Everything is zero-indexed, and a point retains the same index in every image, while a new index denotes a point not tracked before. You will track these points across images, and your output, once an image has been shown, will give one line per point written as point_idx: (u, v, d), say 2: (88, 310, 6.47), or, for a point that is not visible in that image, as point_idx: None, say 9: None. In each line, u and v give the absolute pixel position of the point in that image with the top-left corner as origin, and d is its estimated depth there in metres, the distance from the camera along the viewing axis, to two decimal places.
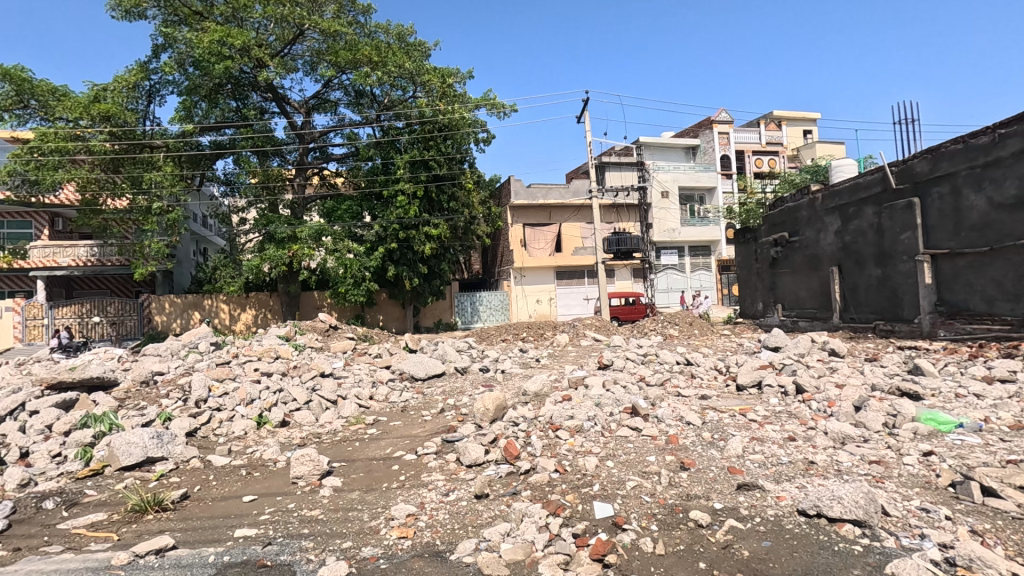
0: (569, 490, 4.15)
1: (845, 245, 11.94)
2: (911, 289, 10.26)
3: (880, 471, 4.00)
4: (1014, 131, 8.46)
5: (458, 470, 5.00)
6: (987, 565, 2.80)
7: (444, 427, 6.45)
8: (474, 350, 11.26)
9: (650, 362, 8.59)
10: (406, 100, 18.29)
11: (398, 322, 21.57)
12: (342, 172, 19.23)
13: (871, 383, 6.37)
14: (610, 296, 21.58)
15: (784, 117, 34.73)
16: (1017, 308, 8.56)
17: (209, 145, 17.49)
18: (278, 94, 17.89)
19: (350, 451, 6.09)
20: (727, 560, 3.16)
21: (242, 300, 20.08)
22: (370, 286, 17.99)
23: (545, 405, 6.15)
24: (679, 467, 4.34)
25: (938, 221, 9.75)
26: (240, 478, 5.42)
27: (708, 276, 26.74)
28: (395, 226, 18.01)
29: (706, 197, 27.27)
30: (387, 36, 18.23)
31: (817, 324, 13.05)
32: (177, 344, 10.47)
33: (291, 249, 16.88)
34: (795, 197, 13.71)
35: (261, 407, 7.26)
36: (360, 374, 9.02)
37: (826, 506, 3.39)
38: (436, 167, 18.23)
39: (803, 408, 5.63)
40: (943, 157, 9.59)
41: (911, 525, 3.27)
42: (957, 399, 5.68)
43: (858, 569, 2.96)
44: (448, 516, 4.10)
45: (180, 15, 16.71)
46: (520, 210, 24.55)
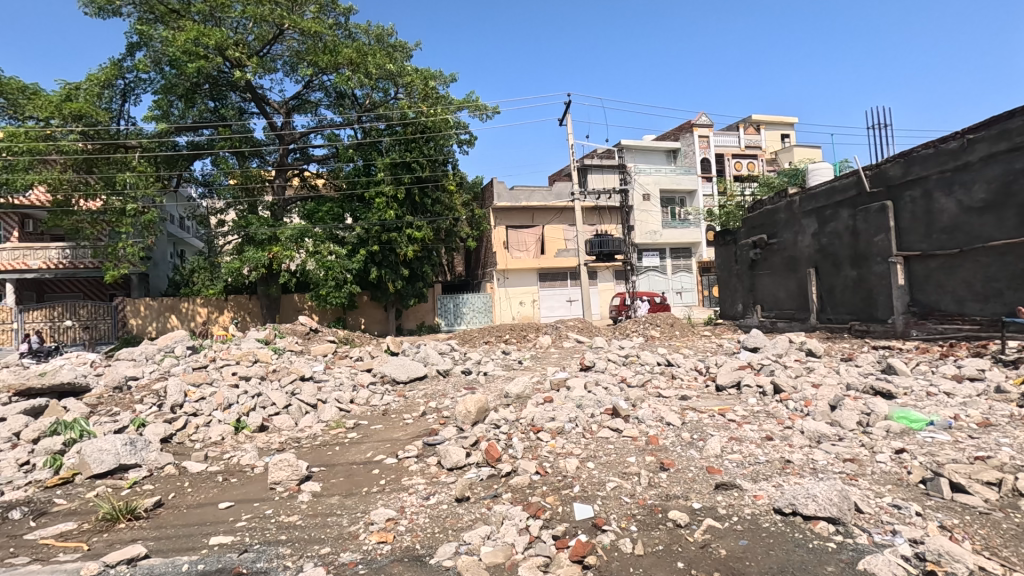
0: (550, 492, 4.16)
1: (822, 247, 12.17)
2: (885, 290, 10.50)
3: (854, 469, 4.08)
4: (982, 136, 8.70)
5: (439, 474, 4.98)
6: (956, 560, 2.86)
7: (426, 430, 6.43)
8: (456, 352, 11.25)
9: (632, 363, 8.67)
10: (387, 102, 18.23)
11: (380, 325, 21.46)
12: (323, 173, 19.03)
13: (846, 382, 6.51)
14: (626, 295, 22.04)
15: (761, 121, 35.38)
16: (986, 308, 8.81)
17: (186, 146, 17.20)
18: (258, 94, 17.65)
19: (330, 456, 6.02)
20: (705, 560, 3.18)
21: (220, 303, 19.77)
22: (352, 288, 17.84)
23: (527, 407, 6.17)
24: (659, 468, 4.38)
25: (911, 223, 9.99)
26: (216, 485, 5.32)
27: (689, 278, 27.00)
28: (377, 228, 17.89)
29: (687, 199, 27.53)
30: (367, 38, 18.19)
31: (795, 325, 13.27)
32: (153, 348, 10.26)
33: (271, 250, 16.72)
34: (773, 200, 13.93)
35: (239, 412, 7.14)
36: (341, 377, 8.94)
37: (802, 504, 3.44)
38: (418, 169, 18.16)
39: (780, 407, 5.71)
40: (915, 161, 9.82)
41: (883, 521, 3.33)
42: (928, 398, 5.82)
43: (832, 566, 3.00)
44: (428, 520, 4.07)
45: (156, 13, 16.37)
46: (503, 212, 24.59)
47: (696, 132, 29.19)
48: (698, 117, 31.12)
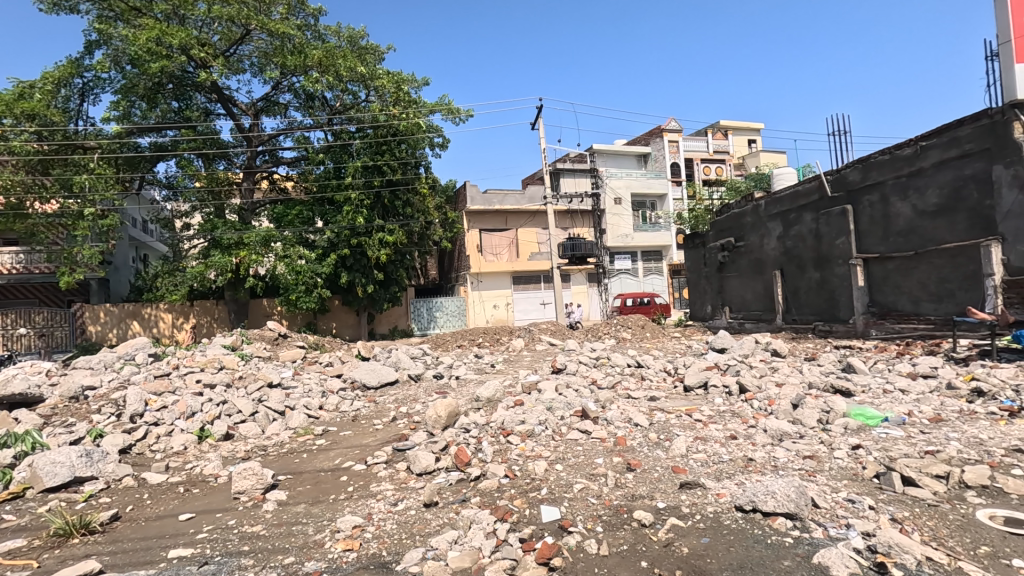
0: (517, 495, 4.18)
1: (786, 249, 12.53)
2: (847, 291, 10.87)
3: (813, 465, 4.20)
4: (933, 143, 9.08)
5: (408, 479, 4.94)
6: (904, 551, 2.97)
7: (396, 436, 6.39)
8: (428, 356, 11.18)
9: (602, 365, 8.75)
10: (358, 104, 18.14)
11: (352, 329, 21.12)
12: (292, 175, 18.68)
13: (807, 382, 6.68)
14: (624, 296, 22.63)
15: (729, 126, 36.06)
16: (940, 308, 9.17)
17: (149, 147, 16.75)
18: (224, 95, 17.26)
19: (297, 464, 5.92)
20: (668, 558, 3.23)
21: (185, 308, 19.23)
22: (323, 292, 17.60)
23: (497, 410, 6.18)
24: (626, 468, 4.44)
25: (869, 227, 10.37)
26: (178, 496, 5.17)
27: (660, 280, 27.39)
28: (347, 232, 17.70)
29: (658, 202, 27.98)
30: (338, 39, 18.02)
31: (762, 326, 13.62)
32: (112, 355, 9.90)
33: (238, 255, 16.37)
34: (739, 204, 14.28)
35: (203, 420, 6.97)
36: (310, 384, 8.77)
37: (761, 501, 3.53)
38: (390, 173, 17.97)
39: (745, 407, 5.86)
40: (872, 167, 10.19)
41: (838, 516, 3.43)
42: (884, 395, 6.05)
43: (788, 560, 3.08)
44: (395, 526, 4.04)
45: (116, 11, 15.89)
46: (476, 215, 24.56)
47: (666, 137, 29.70)
48: (668, 122, 31.65)
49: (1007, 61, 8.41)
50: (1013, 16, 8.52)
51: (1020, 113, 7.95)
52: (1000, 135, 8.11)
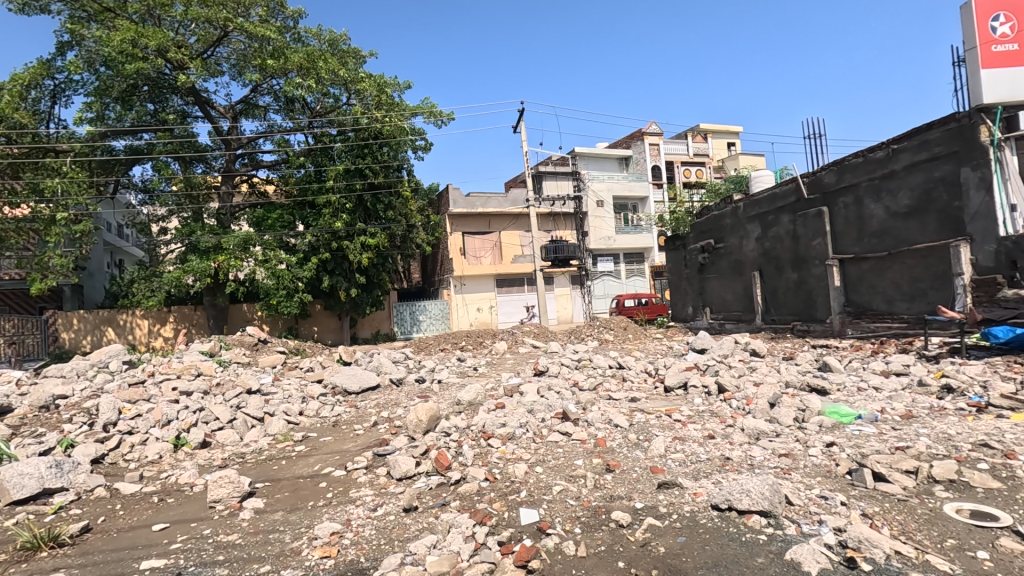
0: (496, 498, 4.18)
1: (764, 251, 12.74)
2: (823, 291, 11.07)
3: (788, 463, 4.27)
4: (904, 147, 9.30)
5: (388, 484, 4.90)
6: (874, 546, 3.04)
7: (376, 441, 6.34)
8: (410, 360, 11.13)
9: (584, 366, 8.78)
10: (339, 108, 18.04)
11: (334, 334, 20.90)
12: (272, 179, 18.46)
13: (784, 381, 6.77)
14: (626, 298, 22.72)
15: (709, 130, 36.48)
16: (912, 307, 9.38)
17: (124, 150, 16.42)
18: (201, 98, 17.01)
19: (275, 471, 5.84)
20: (645, 558, 3.25)
21: (162, 314, 18.89)
22: (304, 297, 17.46)
23: (478, 413, 6.17)
24: (605, 469, 4.46)
25: (844, 228, 10.58)
26: (152, 506, 5.07)
27: (642, 282, 27.62)
28: (328, 235, 17.53)
29: (639, 205, 28.24)
30: (319, 43, 17.92)
31: (742, 326, 13.82)
32: (85, 363, 9.67)
33: (216, 259, 16.08)
34: (719, 206, 14.48)
35: (179, 428, 6.84)
36: (289, 390, 8.66)
37: (736, 499, 3.57)
38: (371, 176, 17.87)
39: (723, 407, 5.94)
40: (847, 169, 10.40)
41: (811, 512, 3.48)
42: (859, 393, 6.17)
43: (762, 557, 3.11)
44: (374, 531, 4.01)
45: (89, 11, 15.57)
46: (459, 218, 24.51)
47: (647, 140, 30.00)
48: (648, 126, 31.95)
49: (972, 66, 8.64)
50: (978, 23, 8.78)
51: (985, 117, 8.19)
52: (967, 138, 8.34)
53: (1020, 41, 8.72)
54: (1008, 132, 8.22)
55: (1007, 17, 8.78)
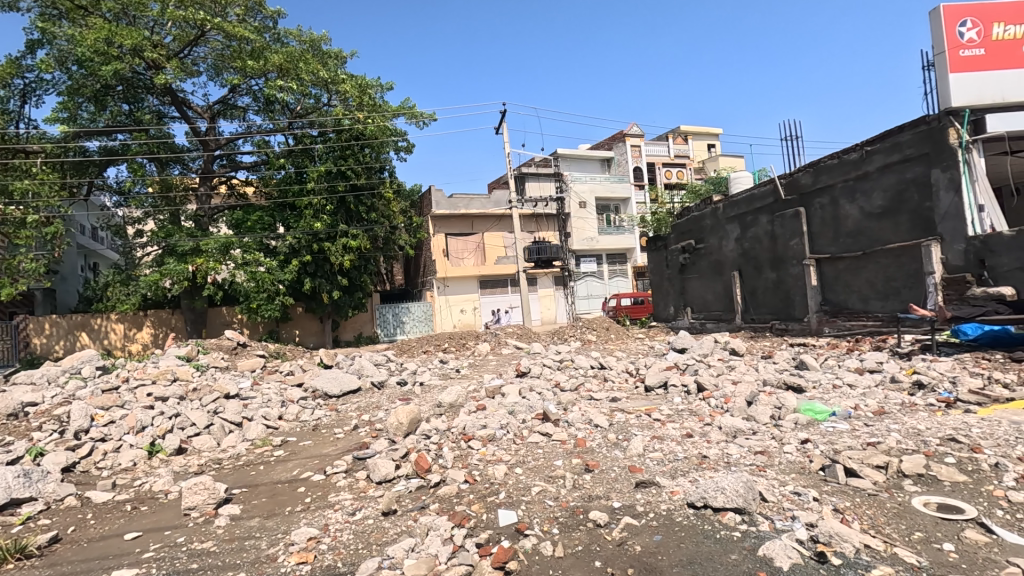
0: (475, 500, 4.18)
1: (744, 251, 12.92)
2: (801, 290, 11.27)
3: (763, 460, 4.33)
4: (877, 148, 9.50)
5: (367, 488, 4.87)
6: (844, 540, 3.10)
7: (356, 444, 6.29)
8: (392, 363, 11.04)
9: (566, 367, 8.81)
10: (320, 108, 17.87)
11: (316, 337, 20.67)
12: (252, 180, 18.21)
13: (762, 379, 6.86)
14: (623, 296, 22.98)
15: (690, 131, 36.85)
16: (886, 305, 9.58)
17: (98, 151, 16.08)
18: (178, 98, 16.71)
19: (252, 476, 5.76)
20: (622, 557, 3.27)
21: (138, 318, 18.50)
22: (285, 300, 17.27)
23: (459, 416, 6.15)
24: (584, 469, 4.49)
25: (821, 229, 10.77)
26: (124, 514, 4.97)
27: (625, 282, 27.81)
28: (309, 238, 17.33)
29: (622, 206, 28.43)
30: (299, 43, 17.76)
31: (722, 325, 14.00)
32: (56, 369, 9.42)
33: (194, 262, 15.77)
34: (698, 207, 14.65)
35: (154, 435, 6.71)
36: (268, 394, 8.54)
37: (711, 497, 3.61)
38: (354, 177, 17.74)
39: (702, 406, 6.00)
40: (823, 170, 10.60)
41: (784, 508, 3.54)
42: (834, 390, 6.28)
43: (736, 554, 3.16)
44: (352, 536, 3.98)
45: (60, 9, 15.19)
46: (441, 219, 24.43)
47: (628, 142, 30.26)
48: (630, 127, 32.19)
49: (941, 70, 8.86)
50: (946, 27, 9.04)
51: (954, 119, 8.41)
52: (938, 141, 8.53)
53: (987, 46, 8.93)
54: (976, 134, 8.44)
55: (974, 23, 9.05)
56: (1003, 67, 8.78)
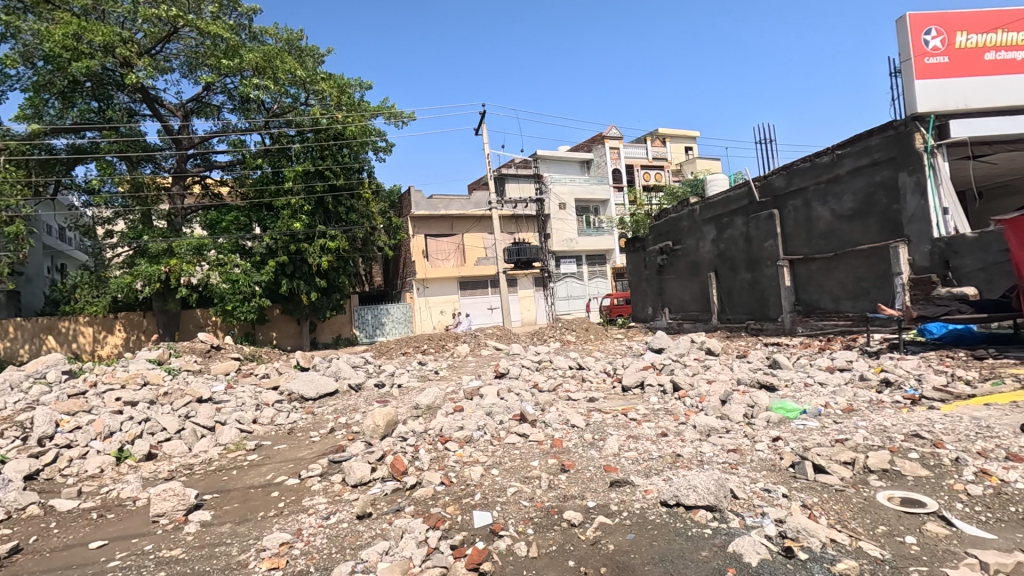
0: (451, 501, 4.17)
1: (720, 252, 13.12)
2: (775, 291, 11.49)
3: (735, 458, 4.40)
4: (848, 152, 9.73)
5: (343, 491, 4.81)
6: (811, 535, 3.16)
7: (332, 448, 6.22)
8: (370, 364, 10.95)
9: (544, 368, 8.85)
10: (298, 108, 17.64)
11: (293, 339, 20.37)
12: (227, 180, 17.88)
13: (736, 378, 6.97)
14: (613, 296, 23.54)
15: (668, 134, 37.30)
16: (857, 305, 9.81)
17: (65, 149, 15.64)
18: (150, 96, 16.32)
19: (225, 481, 5.66)
20: (594, 556, 3.29)
21: (108, 321, 18.00)
22: (261, 301, 17.00)
23: (436, 417, 6.13)
24: (560, 469, 4.51)
25: (794, 230, 11.00)
26: (90, 523, 4.83)
27: (604, 283, 28.04)
28: (286, 238, 17.07)
29: (601, 208, 28.65)
30: (276, 41, 17.50)
31: (699, 325, 14.19)
32: (19, 374, 9.11)
33: (167, 264, 15.40)
34: (676, 208, 14.84)
35: (123, 440, 6.54)
36: (243, 397, 8.39)
37: (684, 495, 3.66)
38: (332, 178, 17.56)
39: (678, 405, 6.07)
40: (795, 173, 10.82)
41: (754, 505, 3.60)
42: (805, 388, 6.42)
43: (706, 550, 3.20)
44: (326, 540, 3.93)
45: (25, 2, 14.69)
46: (421, 220, 24.30)
47: (607, 144, 30.54)
48: (609, 129, 32.47)
49: (908, 77, 9.12)
50: (912, 35, 9.31)
51: (920, 124, 8.67)
52: (904, 145, 8.79)
53: (950, 54, 9.21)
54: (940, 139, 8.70)
55: (938, 32, 9.34)
56: (966, 75, 9.06)
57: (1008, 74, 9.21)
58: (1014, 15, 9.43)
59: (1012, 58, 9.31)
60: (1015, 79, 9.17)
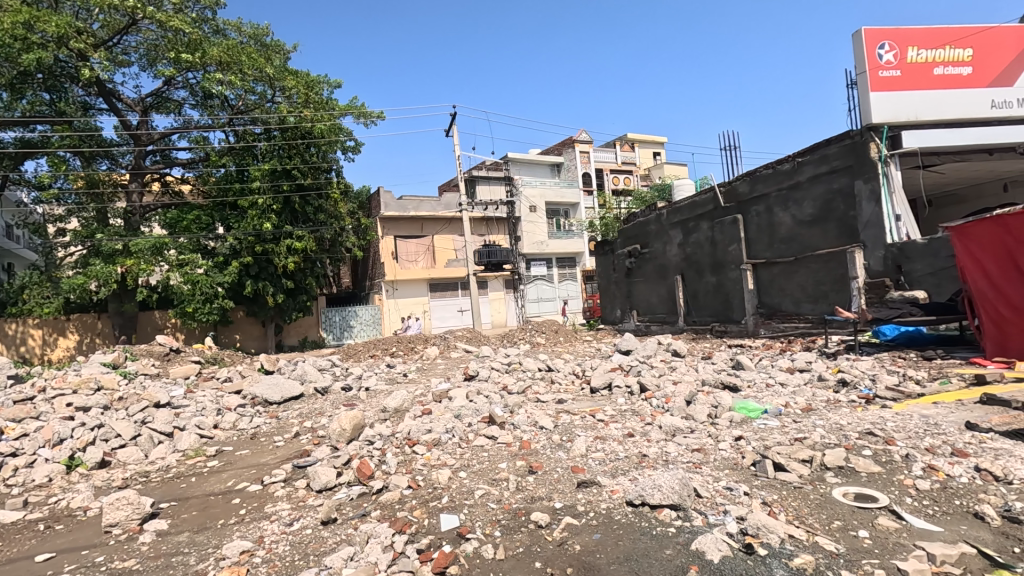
0: (418, 505, 4.13)
1: (686, 256, 13.39)
2: (739, 294, 11.79)
3: (699, 458, 4.50)
4: (808, 160, 10.06)
5: (307, 497, 4.71)
6: (770, 531, 3.25)
7: (297, 452, 6.10)
8: (337, 367, 10.76)
9: (514, 370, 8.86)
10: (263, 105, 17.24)
11: (258, 341, 19.84)
12: (188, 178, 17.34)
13: (701, 379, 7.11)
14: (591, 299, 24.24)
15: (637, 139, 37.87)
16: (816, 308, 10.13)
17: (13, 143, 14.91)
18: (106, 89, 15.71)
19: (183, 489, 5.47)
20: (561, 557, 3.31)
21: (59, 323, 17.19)
22: (224, 303, 16.52)
23: (404, 420, 6.06)
24: (527, 471, 4.52)
25: (756, 235, 11.31)
26: (37, 535, 4.61)
27: (574, 286, 28.30)
28: (251, 238, 16.63)
29: (571, 211, 28.90)
30: (240, 36, 17.09)
31: (666, 327, 14.45)
32: None
33: (124, 263, 14.87)
34: (643, 213, 15.08)
35: (73, 447, 6.27)
36: (203, 402, 8.14)
37: (649, 494, 3.72)
38: (300, 177, 17.20)
39: (645, 406, 6.17)
40: (758, 180, 11.13)
41: (717, 503, 3.68)
42: (767, 388, 6.59)
43: (670, 549, 3.26)
44: (288, 547, 3.84)
45: None
46: (391, 221, 24.04)
47: (577, 148, 30.86)
48: (579, 133, 32.79)
49: (863, 89, 9.49)
50: (867, 49, 9.69)
51: (874, 135, 9.04)
52: (861, 154, 9.14)
53: (902, 68, 9.62)
54: (893, 149, 9.08)
55: (891, 47, 9.75)
56: (916, 88, 9.47)
57: (956, 88, 9.65)
58: (961, 32, 9.89)
59: (959, 73, 9.75)
60: (962, 93, 9.62)
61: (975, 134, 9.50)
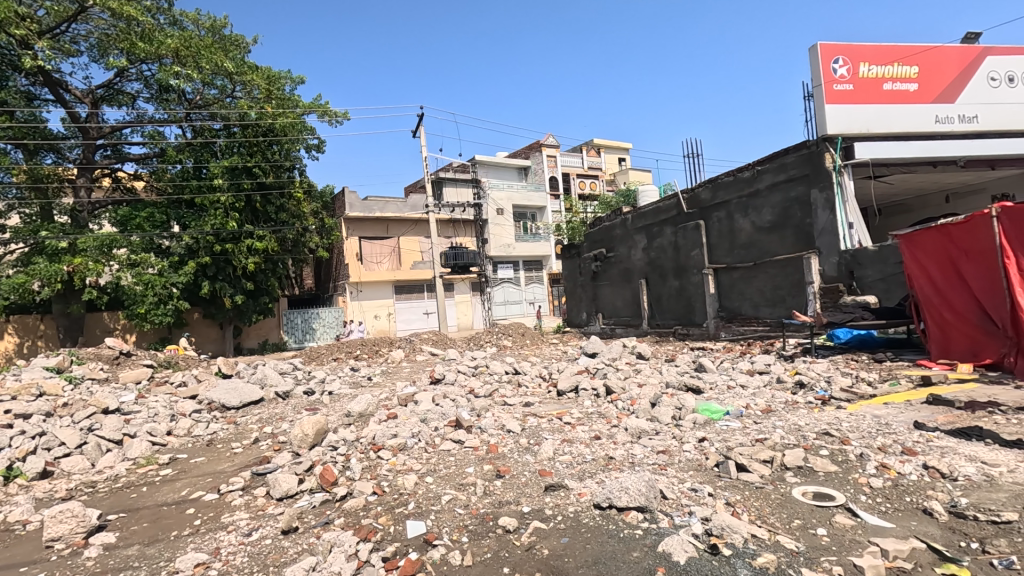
0: (383, 512, 4.05)
1: (650, 260, 13.62)
2: (701, 298, 12.07)
3: (665, 459, 4.56)
4: (767, 168, 10.37)
5: (266, 505, 4.54)
6: (733, 531, 3.32)
7: (256, 459, 5.90)
8: (299, 370, 10.49)
9: (481, 373, 8.81)
10: (223, 100, 16.70)
11: (215, 344, 19.18)
12: (142, 174, 16.66)
13: (665, 382, 7.23)
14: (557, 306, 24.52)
15: (603, 144, 38.39)
16: (773, 311, 10.44)
17: None
18: (52, 78, 14.92)
19: (133, 499, 5.21)
20: (529, 561, 3.29)
21: None
22: (179, 304, 15.94)
23: (368, 425, 5.94)
24: (495, 475, 4.49)
25: (717, 240, 11.60)
26: None
27: (541, 289, 28.42)
28: (209, 237, 16.08)
29: (538, 214, 28.86)
30: (198, 28, 16.54)
31: (630, 330, 14.66)
32: None
33: (70, 262, 14.11)
34: (609, 217, 15.26)
35: (11, 457, 5.90)
36: (156, 407, 7.79)
37: (616, 497, 3.75)
38: (261, 175, 16.76)
39: (610, 408, 6.23)
40: (720, 186, 11.41)
41: (682, 504, 3.73)
42: (728, 390, 6.75)
43: (636, 551, 3.28)
44: (247, 558, 3.69)
45: None
46: (356, 222, 23.66)
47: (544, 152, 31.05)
48: (546, 137, 33.03)
49: (819, 100, 9.86)
50: (822, 63, 10.07)
51: (829, 145, 9.40)
52: (816, 164, 9.48)
53: (855, 82, 10.04)
54: (846, 160, 9.46)
55: (844, 62, 10.17)
56: (867, 102, 9.90)
57: (904, 102, 10.14)
58: (909, 50, 10.39)
59: (907, 89, 10.24)
60: (909, 108, 10.11)
61: (921, 146, 10.02)
